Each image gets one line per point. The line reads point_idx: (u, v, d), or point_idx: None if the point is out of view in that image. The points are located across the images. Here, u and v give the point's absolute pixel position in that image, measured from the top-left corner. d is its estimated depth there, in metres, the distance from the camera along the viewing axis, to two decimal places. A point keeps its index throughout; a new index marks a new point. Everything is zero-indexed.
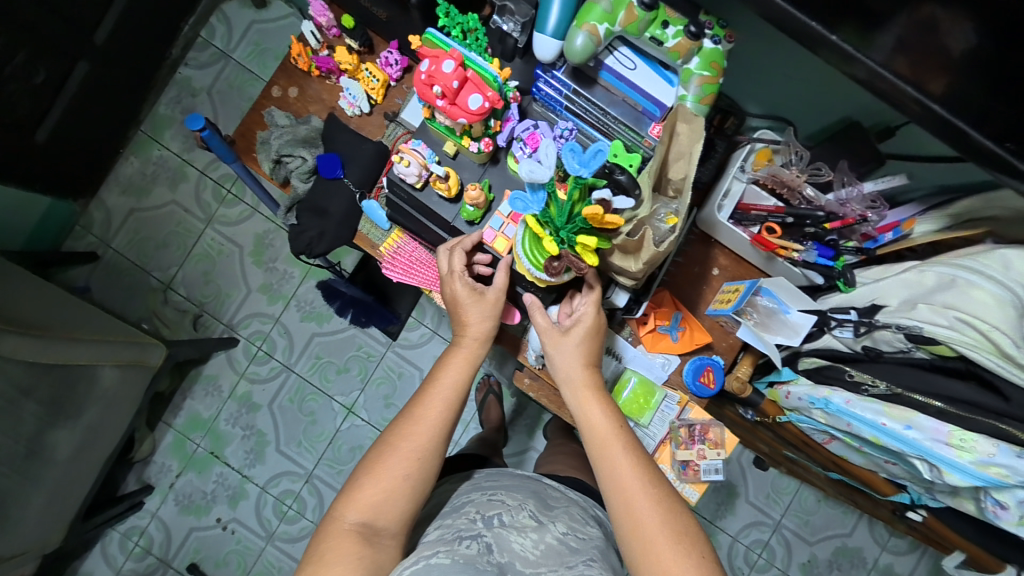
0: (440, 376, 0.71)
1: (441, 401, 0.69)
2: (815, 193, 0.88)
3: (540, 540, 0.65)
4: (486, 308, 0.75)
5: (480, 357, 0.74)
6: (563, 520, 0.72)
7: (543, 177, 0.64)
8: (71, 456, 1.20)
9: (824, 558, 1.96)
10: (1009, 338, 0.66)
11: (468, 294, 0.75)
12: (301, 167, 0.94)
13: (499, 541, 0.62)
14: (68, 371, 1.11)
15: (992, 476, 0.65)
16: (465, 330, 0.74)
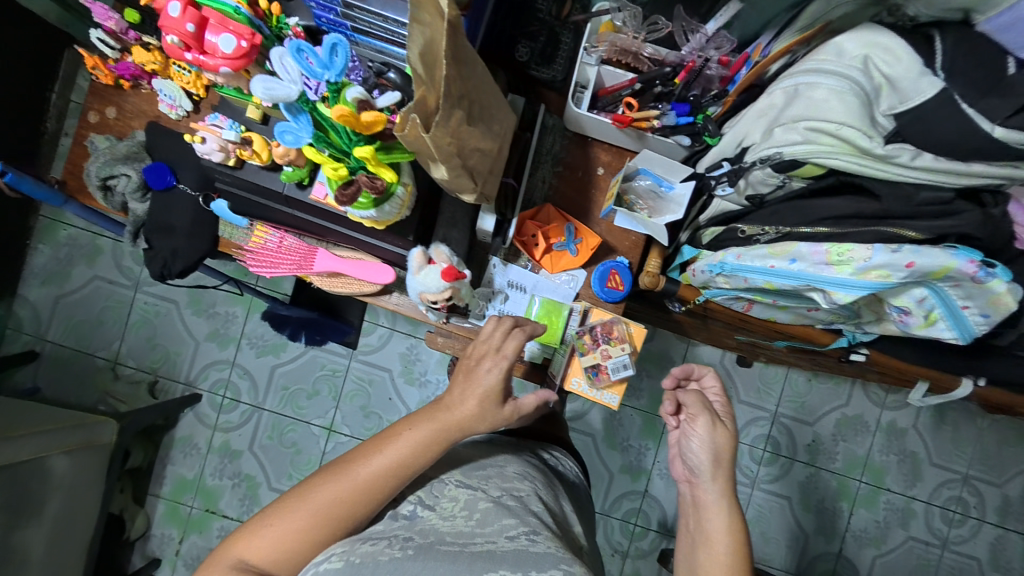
0: (397, 434, 0.64)
1: (388, 461, 0.63)
2: (660, 50, 0.83)
3: (471, 510, 0.64)
4: (493, 409, 0.68)
5: (454, 441, 0.66)
6: (496, 477, 0.72)
7: (282, 91, 0.53)
8: (49, 553, 1.15)
9: (828, 433, 1.83)
10: (861, 131, 0.58)
11: (489, 390, 0.67)
12: (128, 185, 0.87)
13: (422, 527, 0.61)
14: (17, 470, 1.05)
15: (873, 281, 0.59)
16: (452, 419, 0.65)
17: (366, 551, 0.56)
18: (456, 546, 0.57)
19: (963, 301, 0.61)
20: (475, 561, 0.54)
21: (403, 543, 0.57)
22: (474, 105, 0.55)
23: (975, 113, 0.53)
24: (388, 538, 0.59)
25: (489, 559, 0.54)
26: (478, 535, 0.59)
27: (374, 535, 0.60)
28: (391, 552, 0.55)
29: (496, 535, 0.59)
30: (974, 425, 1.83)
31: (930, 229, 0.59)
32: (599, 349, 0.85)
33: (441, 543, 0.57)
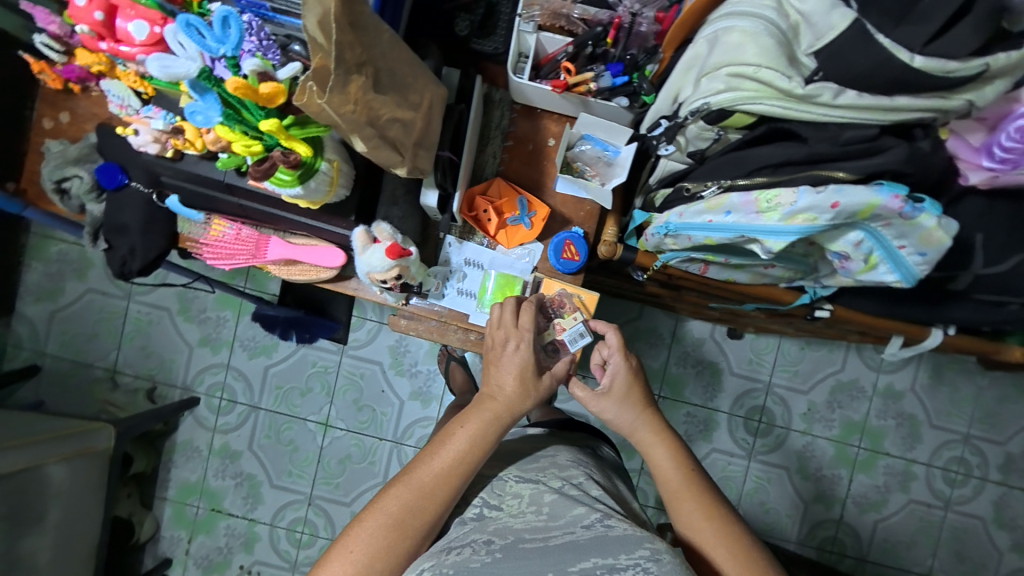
0: (457, 436, 0.70)
1: (447, 462, 0.68)
2: (591, 9, 0.81)
3: (538, 504, 0.68)
4: (532, 387, 0.74)
5: (505, 429, 0.72)
6: (549, 469, 0.76)
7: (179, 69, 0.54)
8: (55, 558, 1.18)
9: (822, 400, 1.75)
10: (778, 72, 0.58)
11: (523, 367, 0.73)
12: (80, 186, 0.87)
13: (497, 529, 0.64)
14: (16, 479, 1.08)
15: (799, 226, 0.59)
16: (499, 407, 0.72)
17: (455, 561, 0.59)
18: (537, 542, 0.60)
19: (898, 240, 0.60)
20: (564, 553, 0.58)
21: (487, 547, 0.61)
22: (380, 72, 0.57)
23: (891, 43, 0.52)
24: (469, 545, 0.62)
25: (576, 549, 0.58)
26: (553, 529, 0.63)
27: (454, 544, 0.63)
28: (480, 558, 0.59)
29: (572, 526, 0.62)
30: (974, 383, 1.76)
31: (861, 168, 0.58)
32: (553, 324, 0.83)
33: (522, 542, 0.61)
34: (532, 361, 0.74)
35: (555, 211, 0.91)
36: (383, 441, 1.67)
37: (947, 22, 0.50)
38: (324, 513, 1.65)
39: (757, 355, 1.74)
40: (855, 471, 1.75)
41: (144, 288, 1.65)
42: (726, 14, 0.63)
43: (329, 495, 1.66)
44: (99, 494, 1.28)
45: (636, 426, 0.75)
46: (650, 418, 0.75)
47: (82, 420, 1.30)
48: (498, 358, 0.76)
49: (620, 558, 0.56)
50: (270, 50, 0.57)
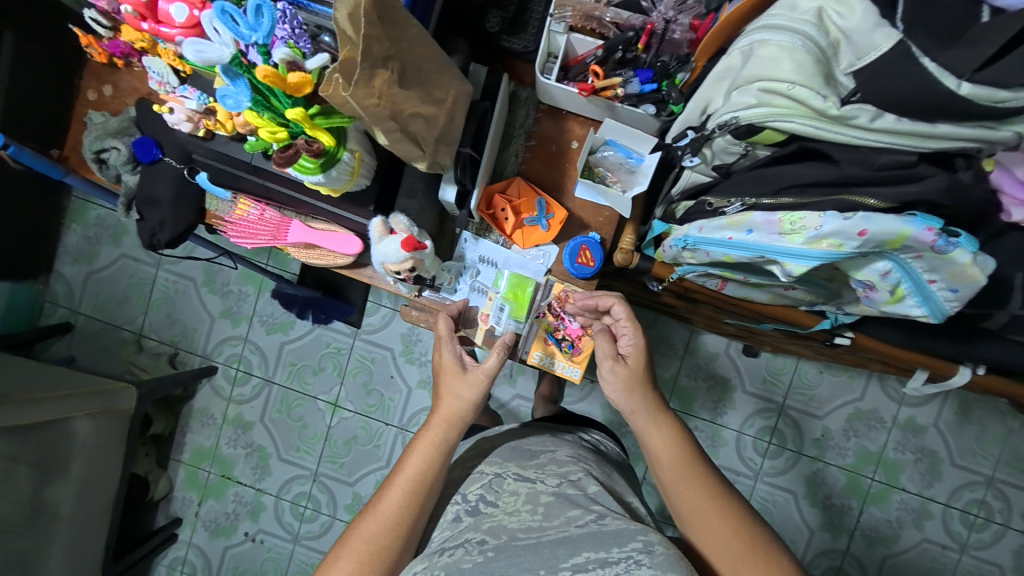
0: (410, 448, 0.70)
1: (402, 488, 0.67)
2: (623, 13, 0.80)
3: (534, 504, 0.67)
4: (458, 385, 0.75)
5: (458, 433, 0.72)
6: (548, 467, 0.75)
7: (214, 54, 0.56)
8: (78, 507, 1.25)
9: (839, 428, 1.70)
10: (814, 90, 0.56)
11: (447, 370, 0.77)
12: (118, 157, 0.91)
13: (491, 528, 0.64)
14: (43, 430, 1.14)
15: (823, 251, 0.56)
16: (446, 411, 0.73)
17: (447, 562, 0.60)
18: (530, 539, 0.61)
19: (929, 274, 0.57)
20: (557, 548, 0.59)
21: (480, 547, 0.61)
22: (406, 66, 0.57)
23: (938, 68, 0.50)
24: (463, 545, 0.63)
25: (569, 543, 0.59)
26: (548, 528, 0.63)
27: (449, 544, 0.64)
28: (472, 558, 0.60)
29: (566, 526, 0.62)
30: (1004, 425, 1.67)
31: (894, 196, 0.55)
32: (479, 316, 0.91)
33: (516, 541, 0.62)
34: (456, 359, 0.78)
35: (572, 214, 0.91)
36: (388, 426, 1.70)
37: (999, 51, 0.48)
38: (327, 490, 1.70)
39: (773, 375, 1.70)
40: (866, 502, 1.69)
41: (174, 258, 1.71)
42: (763, 25, 0.60)
43: (334, 473, 1.71)
44: (119, 451, 1.34)
45: (638, 407, 0.74)
46: (653, 410, 0.73)
47: (108, 379, 1.36)
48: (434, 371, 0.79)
49: (612, 551, 0.57)
50: (301, 38, 0.59)
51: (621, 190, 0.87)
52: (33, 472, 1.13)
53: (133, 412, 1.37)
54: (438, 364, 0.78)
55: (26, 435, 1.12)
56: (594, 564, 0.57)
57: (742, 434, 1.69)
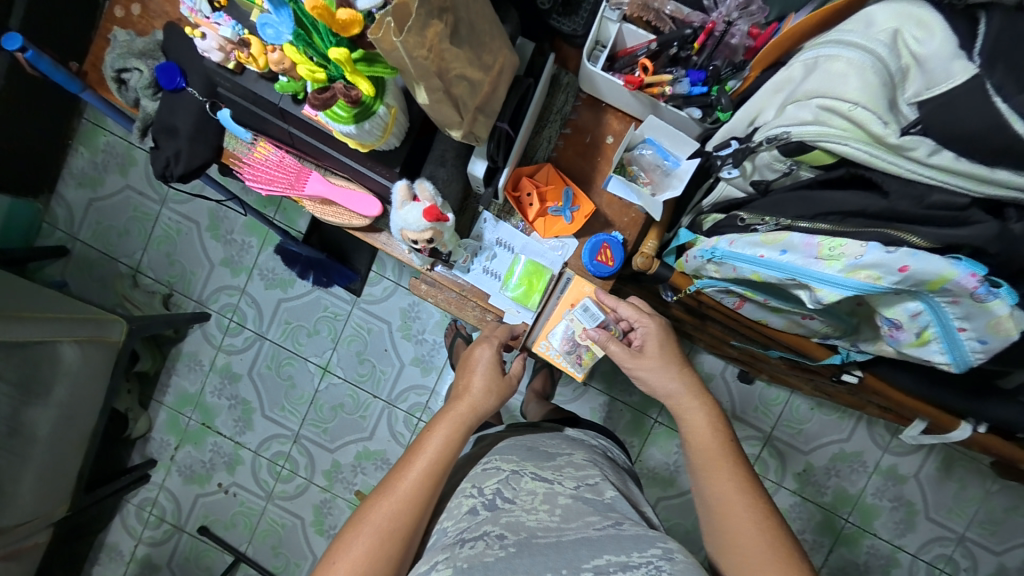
0: (429, 438, 0.69)
1: (423, 469, 0.67)
2: (684, 9, 0.77)
3: (552, 504, 0.66)
4: (495, 386, 0.77)
5: (475, 425, 0.73)
6: (565, 469, 0.75)
7: None
8: (54, 432, 1.23)
9: (821, 465, 1.68)
10: (875, 115, 0.53)
11: (489, 371, 0.78)
12: (140, 80, 0.88)
13: (510, 523, 0.62)
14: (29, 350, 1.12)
15: (859, 282, 0.54)
16: (467, 402, 0.73)
17: (469, 554, 0.57)
18: (552, 538, 0.59)
19: (960, 322, 0.56)
20: (577, 549, 0.57)
21: (501, 542, 0.58)
22: (459, 22, 0.54)
23: (1008, 110, 0.47)
24: (481, 538, 0.60)
25: (591, 545, 0.57)
26: (566, 529, 0.61)
27: (468, 536, 0.61)
28: (494, 552, 0.56)
29: (584, 527, 0.61)
30: (984, 486, 1.67)
31: (939, 237, 0.54)
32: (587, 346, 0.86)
33: (535, 539, 0.59)
34: (496, 363, 0.79)
35: (599, 210, 0.89)
36: (377, 398, 1.69)
37: None
38: (307, 454, 1.69)
39: (765, 404, 1.68)
40: (837, 543, 1.69)
41: (180, 197, 1.69)
42: (832, 39, 0.57)
43: (316, 438, 1.70)
44: (102, 381, 1.33)
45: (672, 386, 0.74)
46: (694, 391, 0.73)
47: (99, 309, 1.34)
48: (469, 359, 0.80)
49: (633, 556, 0.56)
50: None
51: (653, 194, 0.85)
52: (13, 391, 1.11)
53: (122, 345, 1.36)
54: (476, 360, 0.79)
55: (10, 352, 1.10)
56: (615, 566, 0.54)
57: None
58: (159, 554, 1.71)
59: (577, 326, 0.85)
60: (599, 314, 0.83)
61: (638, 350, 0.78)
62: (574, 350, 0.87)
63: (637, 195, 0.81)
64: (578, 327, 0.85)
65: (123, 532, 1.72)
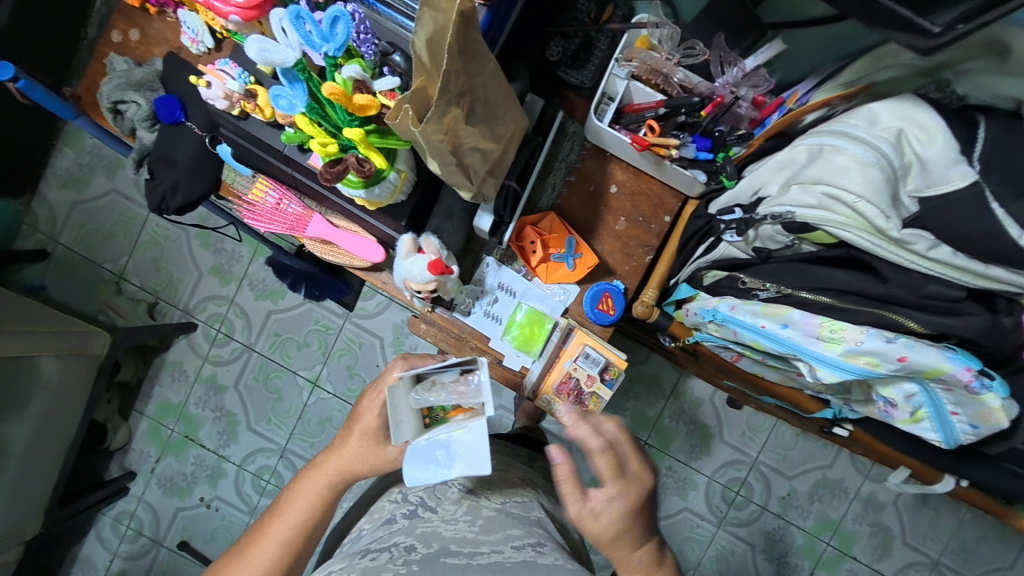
0: (289, 505, 0.71)
1: (287, 529, 0.69)
2: (694, 77, 0.78)
3: (473, 516, 0.68)
4: (372, 453, 0.72)
5: (343, 489, 0.72)
6: (495, 486, 0.77)
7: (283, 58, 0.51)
8: (28, 448, 1.19)
9: (805, 491, 1.69)
10: (879, 209, 0.55)
11: (368, 430, 0.72)
12: (138, 113, 0.85)
13: (423, 535, 0.64)
14: (8, 364, 1.09)
15: (861, 367, 0.56)
16: (338, 464, 0.71)
17: (367, 565, 0.59)
18: (462, 556, 0.59)
19: (952, 406, 0.58)
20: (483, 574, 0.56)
21: (406, 555, 0.60)
22: (476, 102, 0.54)
23: (1005, 216, 0.49)
24: (389, 549, 0.62)
25: (501, 570, 0.57)
26: (483, 542, 0.63)
27: (374, 547, 0.63)
28: (394, 566, 0.58)
29: (501, 545, 0.62)
30: (959, 514, 1.70)
31: (933, 324, 0.56)
32: (586, 394, 0.86)
33: (445, 553, 0.60)
34: (380, 425, 0.72)
35: (602, 259, 0.89)
36: None
37: None
38: (292, 468, 1.66)
39: (752, 430, 1.68)
40: (817, 566, 1.69)
41: None
42: (837, 128, 0.58)
43: (302, 452, 1.67)
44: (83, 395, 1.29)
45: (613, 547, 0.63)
46: (634, 545, 0.64)
47: (80, 321, 1.30)
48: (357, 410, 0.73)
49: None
50: (366, 43, 0.56)
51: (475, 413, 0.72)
52: None
53: (104, 357, 1.33)
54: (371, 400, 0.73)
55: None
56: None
57: (712, 481, 1.66)
58: (136, 568, 1.67)
59: (581, 374, 0.86)
60: (601, 359, 0.86)
61: (591, 514, 0.62)
62: (576, 403, 0.88)
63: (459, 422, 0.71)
64: (582, 375, 0.86)
65: (98, 544, 1.67)
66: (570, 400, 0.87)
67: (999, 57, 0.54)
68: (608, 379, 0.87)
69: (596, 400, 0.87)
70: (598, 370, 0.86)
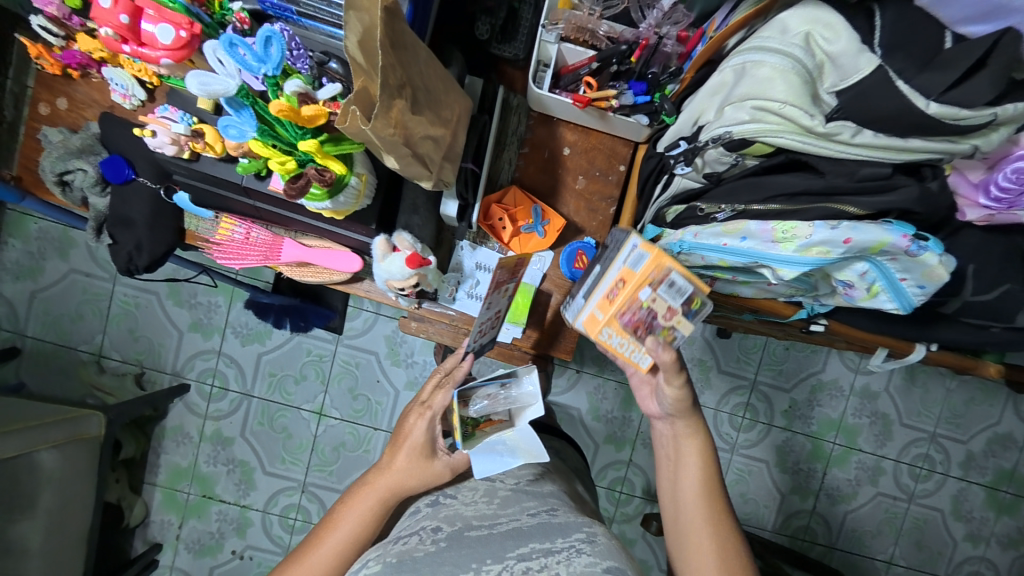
0: (349, 508, 0.72)
1: (337, 544, 0.70)
2: (617, 27, 0.81)
3: (490, 497, 0.74)
4: (420, 469, 0.76)
5: (393, 506, 0.74)
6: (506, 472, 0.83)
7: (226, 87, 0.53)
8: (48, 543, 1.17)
9: (804, 399, 1.79)
10: (803, 110, 0.60)
11: (417, 445, 0.77)
12: (85, 180, 0.84)
13: (446, 516, 0.69)
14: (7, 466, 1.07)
15: (814, 258, 0.63)
16: (388, 480, 0.74)
17: (401, 550, 0.62)
18: (484, 528, 0.65)
19: (901, 274, 0.64)
20: (505, 540, 0.62)
21: (435, 535, 0.64)
22: (417, 91, 0.57)
23: (911, 89, 0.55)
24: (418, 533, 0.66)
25: (517, 535, 0.63)
26: (501, 515, 0.68)
27: (402, 535, 0.67)
28: (425, 547, 0.62)
29: (518, 514, 0.68)
30: (944, 386, 1.83)
31: (873, 205, 0.61)
32: (661, 320, 0.76)
33: (469, 529, 0.65)
34: (427, 440, 0.78)
35: (569, 220, 0.93)
36: (377, 430, 1.68)
37: (966, 72, 0.53)
38: (316, 500, 1.67)
39: (745, 354, 1.77)
40: (828, 465, 1.81)
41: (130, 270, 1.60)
42: (755, 45, 0.62)
43: (324, 482, 1.68)
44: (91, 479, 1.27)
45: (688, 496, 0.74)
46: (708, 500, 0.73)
47: (69, 406, 1.27)
48: (401, 430, 0.79)
49: (555, 542, 0.62)
50: (300, 59, 0.58)
51: (511, 422, 0.93)
52: None
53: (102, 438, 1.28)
54: (409, 428, 0.79)
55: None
56: (538, 552, 0.60)
57: (718, 411, 1.75)
58: None
59: (659, 308, 0.75)
60: (688, 287, 0.73)
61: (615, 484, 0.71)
62: (643, 339, 0.77)
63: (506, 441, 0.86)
64: (660, 307, 0.75)
65: None
66: (636, 330, 0.77)
67: None
68: (689, 312, 0.75)
69: (669, 336, 0.76)
70: (681, 302, 0.75)
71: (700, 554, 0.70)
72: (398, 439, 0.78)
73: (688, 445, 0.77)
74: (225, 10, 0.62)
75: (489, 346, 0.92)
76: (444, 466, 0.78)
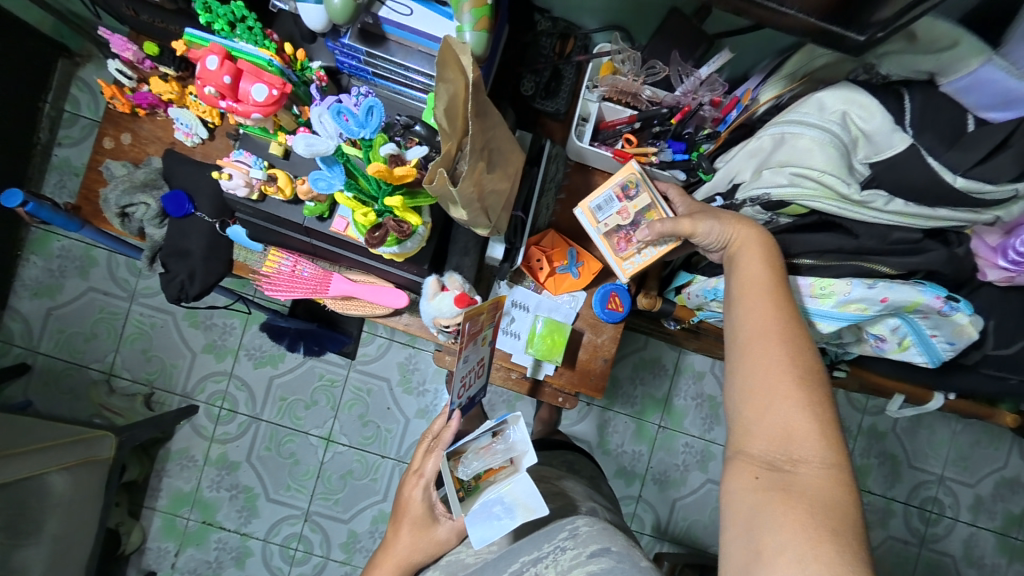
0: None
1: None
2: (658, 91, 0.87)
3: None
4: (423, 539, 0.78)
5: (408, 572, 0.80)
6: None
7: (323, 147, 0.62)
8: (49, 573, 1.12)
9: None
10: (840, 178, 0.65)
11: (417, 518, 0.79)
12: (147, 213, 0.90)
13: (449, 565, 0.77)
14: (15, 489, 1.03)
15: (854, 313, 0.68)
16: (395, 552, 0.79)
17: None
18: (479, 564, 0.73)
19: (931, 329, 0.70)
20: (498, 564, 0.71)
21: None
22: (492, 152, 0.63)
23: (940, 165, 0.61)
24: None
25: (507, 558, 0.72)
26: (496, 548, 0.75)
27: None
28: None
29: (514, 542, 0.76)
30: (950, 428, 1.84)
31: (903, 265, 0.67)
32: (625, 221, 0.84)
33: (467, 569, 0.73)
34: (427, 510, 0.79)
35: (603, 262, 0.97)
36: (386, 458, 1.63)
37: (990, 151, 0.60)
38: (320, 530, 1.61)
39: None
40: None
41: (151, 290, 1.59)
42: (793, 118, 0.67)
43: (328, 511, 1.62)
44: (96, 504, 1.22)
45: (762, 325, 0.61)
46: (788, 328, 0.60)
47: (84, 426, 1.23)
48: (402, 502, 0.81)
49: (543, 548, 0.71)
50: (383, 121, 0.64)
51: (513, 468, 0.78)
52: None
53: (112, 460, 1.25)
54: (407, 499, 0.80)
55: None
56: (528, 564, 0.69)
57: None
58: None
59: (616, 221, 0.84)
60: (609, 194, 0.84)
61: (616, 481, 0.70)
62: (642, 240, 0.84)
63: (502, 500, 0.74)
64: (617, 220, 0.84)
65: None
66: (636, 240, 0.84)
67: (908, 39, 0.62)
68: (635, 192, 0.83)
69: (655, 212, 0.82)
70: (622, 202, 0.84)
71: (777, 408, 0.57)
72: (401, 508, 0.81)
73: (750, 279, 0.64)
74: (308, 68, 0.73)
75: (478, 396, 0.86)
76: (447, 529, 0.79)
